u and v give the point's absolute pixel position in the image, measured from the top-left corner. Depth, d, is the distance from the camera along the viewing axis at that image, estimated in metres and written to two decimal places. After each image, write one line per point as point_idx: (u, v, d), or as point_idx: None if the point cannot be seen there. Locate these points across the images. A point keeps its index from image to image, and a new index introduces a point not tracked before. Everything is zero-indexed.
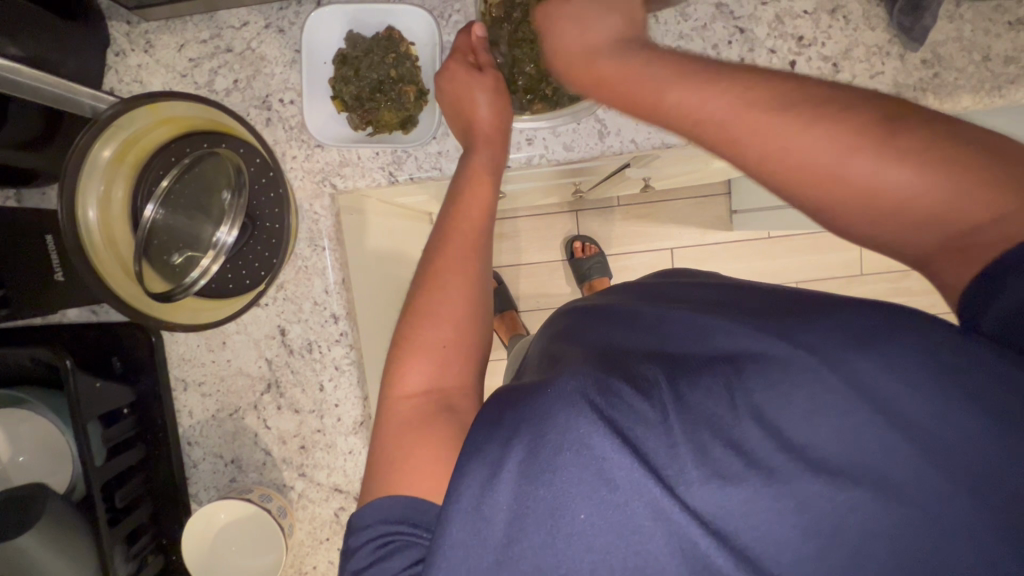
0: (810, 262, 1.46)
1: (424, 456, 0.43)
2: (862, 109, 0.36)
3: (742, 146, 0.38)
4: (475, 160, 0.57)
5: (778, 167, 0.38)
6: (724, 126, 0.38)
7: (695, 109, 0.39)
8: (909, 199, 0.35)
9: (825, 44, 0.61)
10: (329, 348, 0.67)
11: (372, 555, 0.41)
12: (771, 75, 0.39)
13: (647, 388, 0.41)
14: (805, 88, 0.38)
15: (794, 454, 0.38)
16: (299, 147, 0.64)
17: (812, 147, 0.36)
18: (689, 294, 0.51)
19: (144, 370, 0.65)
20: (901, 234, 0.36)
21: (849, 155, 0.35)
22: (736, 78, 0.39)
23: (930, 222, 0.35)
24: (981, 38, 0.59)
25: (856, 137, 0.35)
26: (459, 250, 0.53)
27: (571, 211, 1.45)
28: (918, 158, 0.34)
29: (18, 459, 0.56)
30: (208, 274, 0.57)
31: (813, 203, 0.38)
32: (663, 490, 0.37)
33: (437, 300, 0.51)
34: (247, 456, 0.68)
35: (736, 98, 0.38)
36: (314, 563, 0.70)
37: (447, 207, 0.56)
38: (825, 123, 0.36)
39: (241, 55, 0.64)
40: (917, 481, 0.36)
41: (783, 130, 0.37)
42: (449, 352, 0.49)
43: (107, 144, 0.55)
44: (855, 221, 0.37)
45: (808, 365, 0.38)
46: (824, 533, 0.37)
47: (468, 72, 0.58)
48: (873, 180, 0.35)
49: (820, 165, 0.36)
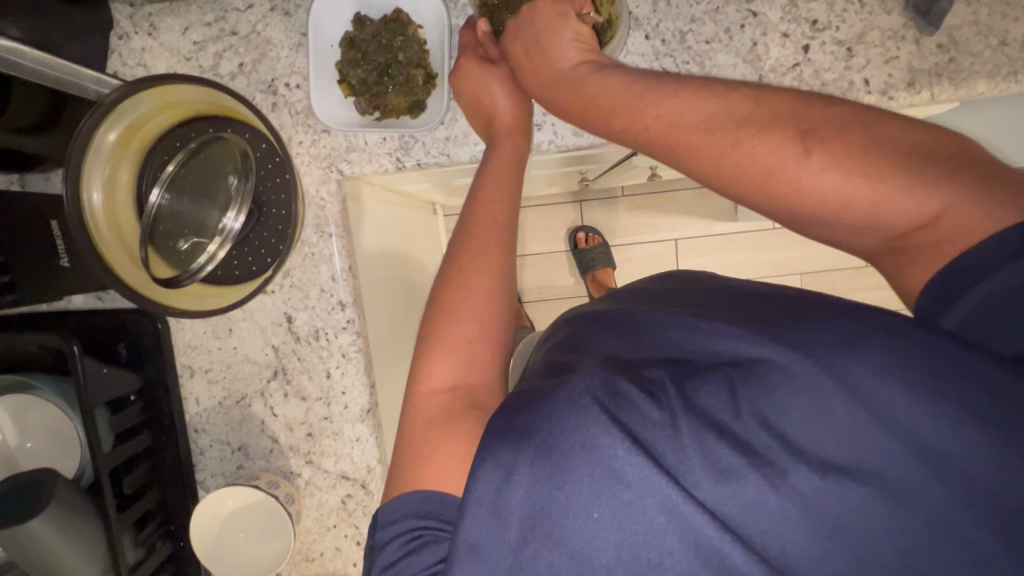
0: (815, 253, 1.46)
1: (453, 449, 0.43)
2: (794, 121, 0.41)
3: (682, 155, 0.45)
4: (498, 158, 0.57)
5: (715, 177, 0.44)
6: (666, 137, 0.45)
7: (644, 114, 0.46)
8: (844, 195, 0.39)
9: (840, 27, 0.60)
10: (336, 335, 0.66)
11: (401, 549, 0.41)
12: (705, 93, 0.45)
13: (659, 389, 0.42)
14: (738, 105, 0.43)
15: (808, 457, 0.38)
16: (305, 132, 0.64)
17: (750, 156, 0.42)
18: (700, 298, 0.50)
19: (150, 357, 0.65)
20: (845, 230, 0.40)
21: (779, 161, 0.40)
22: (684, 92, 0.46)
23: (864, 225, 0.39)
24: (998, 22, 0.58)
25: (782, 148, 0.40)
26: (481, 246, 0.53)
27: (575, 201, 1.44)
28: (844, 162, 0.38)
29: (26, 445, 0.57)
30: (215, 259, 0.58)
31: (765, 210, 0.44)
32: (681, 492, 0.38)
33: (460, 296, 0.50)
34: (254, 443, 0.68)
35: (674, 113, 0.45)
36: (321, 549, 0.70)
37: (468, 207, 0.56)
38: (752, 136, 0.42)
39: (247, 38, 0.63)
40: (933, 492, 0.36)
41: (714, 143, 0.43)
42: (474, 347, 0.49)
43: (113, 127, 0.54)
44: (798, 223, 0.42)
45: (812, 376, 0.38)
46: (837, 539, 0.37)
47: (486, 69, 0.58)
48: (800, 186, 0.40)
49: (757, 173, 0.42)
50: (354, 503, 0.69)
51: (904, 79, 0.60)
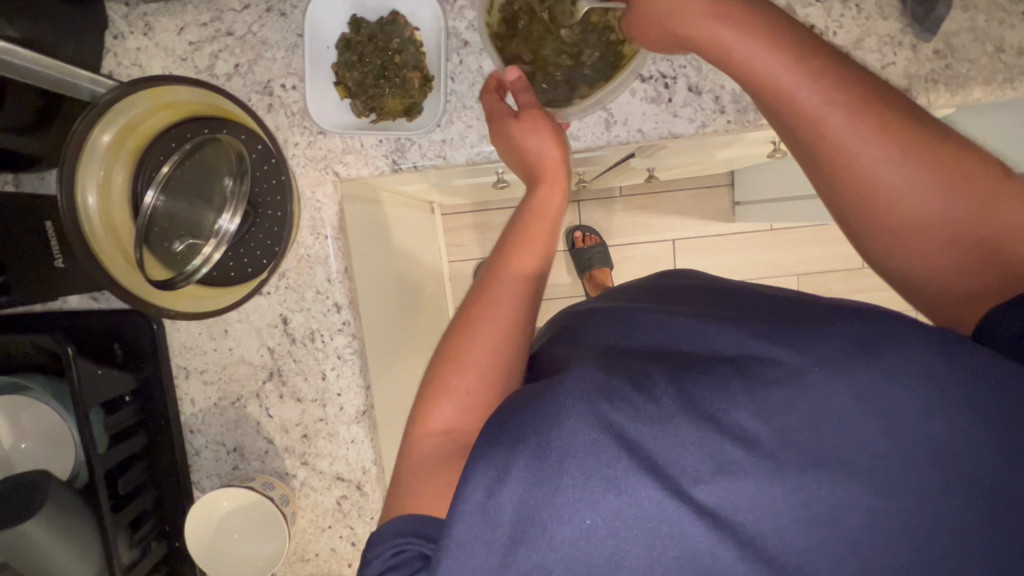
0: (812, 254, 1.46)
1: (442, 475, 0.45)
2: (958, 152, 0.42)
3: (835, 153, 0.44)
4: (536, 203, 0.58)
5: (858, 184, 0.44)
6: (824, 134, 0.44)
7: (818, 109, 0.44)
8: (965, 230, 0.42)
9: (837, 33, 0.60)
10: (332, 337, 0.66)
11: (384, 565, 0.42)
12: (886, 98, 0.44)
13: (652, 382, 0.42)
14: (916, 124, 0.43)
15: (801, 451, 0.38)
16: (301, 134, 0.64)
17: (905, 175, 0.42)
18: (696, 302, 0.50)
19: (145, 357, 0.65)
20: (934, 266, 0.44)
21: (927, 188, 0.42)
22: (868, 94, 0.43)
23: (969, 260, 0.43)
24: (994, 28, 0.58)
25: (939, 176, 0.42)
26: (498, 301, 0.52)
27: (571, 201, 1.44)
28: (978, 199, 0.42)
29: (20, 446, 0.57)
30: (209, 262, 0.58)
31: (868, 231, 0.46)
32: (672, 494, 0.38)
33: (463, 346, 0.50)
34: (250, 444, 0.68)
35: (855, 111, 0.43)
36: (317, 550, 0.71)
37: (492, 262, 0.56)
38: (918, 158, 0.42)
39: (242, 39, 0.62)
40: (919, 482, 0.37)
41: (878, 152, 0.43)
42: (473, 399, 0.48)
43: (107, 129, 0.54)
44: (907, 246, 0.45)
45: (813, 374, 0.39)
46: (833, 533, 0.38)
47: (516, 123, 0.57)
48: (933, 211, 0.43)
49: (901, 197, 0.43)
50: (349, 504, 0.69)
51: (901, 85, 0.60)
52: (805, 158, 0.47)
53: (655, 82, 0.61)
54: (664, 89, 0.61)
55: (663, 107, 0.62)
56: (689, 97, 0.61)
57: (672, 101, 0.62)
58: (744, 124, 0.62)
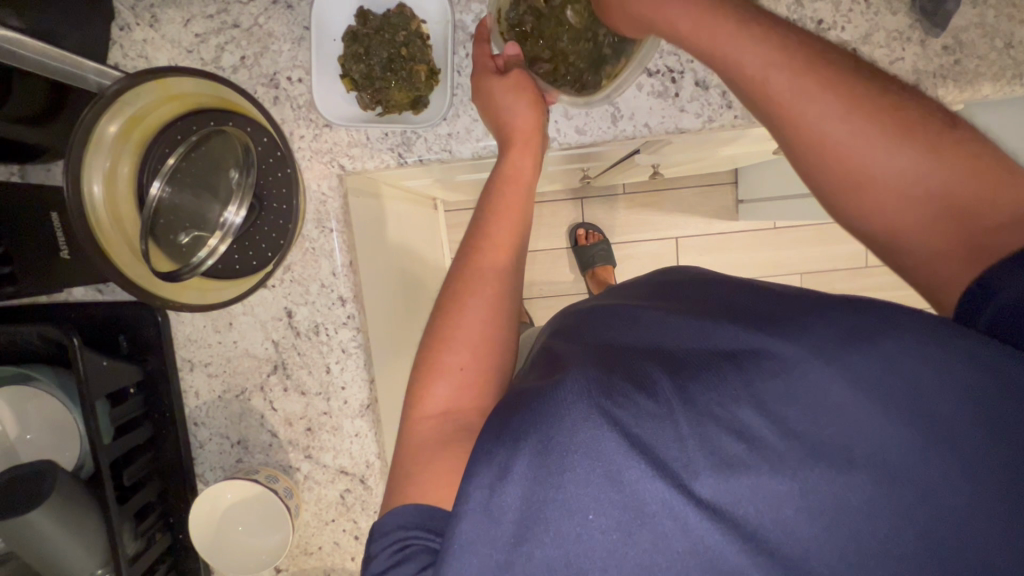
0: (816, 253, 1.46)
1: (441, 465, 0.44)
2: (908, 108, 0.43)
3: (787, 111, 0.45)
4: (508, 167, 0.58)
5: (813, 143, 0.45)
6: (770, 90, 0.45)
7: (761, 67, 0.45)
8: (926, 185, 0.42)
9: (846, 28, 0.59)
10: (336, 331, 0.66)
11: (387, 562, 0.42)
12: (825, 54, 0.45)
13: (655, 383, 0.42)
14: (860, 78, 0.44)
15: (804, 445, 0.38)
16: (306, 126, 0.63)
17: (864, 133, 0.43)
18: (699, 296, 0.50)
19: (150, 349, 0.65)
20: (903, 227, 0.44)
21: (880, 142, 0.43)
22: (806, 51, 0.45)
23: (934, 217, 0.43)
24: (1003, 24, 0.58)
25: (891, 129, 0.42)
26: (477, 274, 0.53)
27: (574, 199, 1.44)
28: (936, 153, 0.42)
29: (26, 437, 0.57)
30: (216, 253, 0.57)
31: (836, 198, 0.46)
32: (677, 490, 0.38)
33: (452, 325, 0.51)
34: (254, 437, 0.68)
35: (795, 67, 0.44)
36: (320, 543, 0.71)
37: (469, 234, 0.57)
38: (865, 111, 0.43)
39: (249, 31, 0.62)
40: (924, 475, 0.37)
41: (826, 107, 0.44)
42: (465, 375, 0.49)
43: (113, 119, 0.54)
44: (874, 207, 0.44)
45: (813, 365, 0.39)
46: (840, 529, 0.37)
47: (497, 79, 0.58)
48: (891, 167, 0.43)
49: (857, 152, 0.43)
50: (353, 498, 0.69)
51: (909, 81, 0.59)
52: (760, 120, 0.48)
53: (662, 76, 0.61)
54: (672, 83, 0.61)
55: (670, 102, 0.62)
56: (696, 92, 0.61)
57: (679, 96, 0.61)
58: (751, 119, 0.62)
